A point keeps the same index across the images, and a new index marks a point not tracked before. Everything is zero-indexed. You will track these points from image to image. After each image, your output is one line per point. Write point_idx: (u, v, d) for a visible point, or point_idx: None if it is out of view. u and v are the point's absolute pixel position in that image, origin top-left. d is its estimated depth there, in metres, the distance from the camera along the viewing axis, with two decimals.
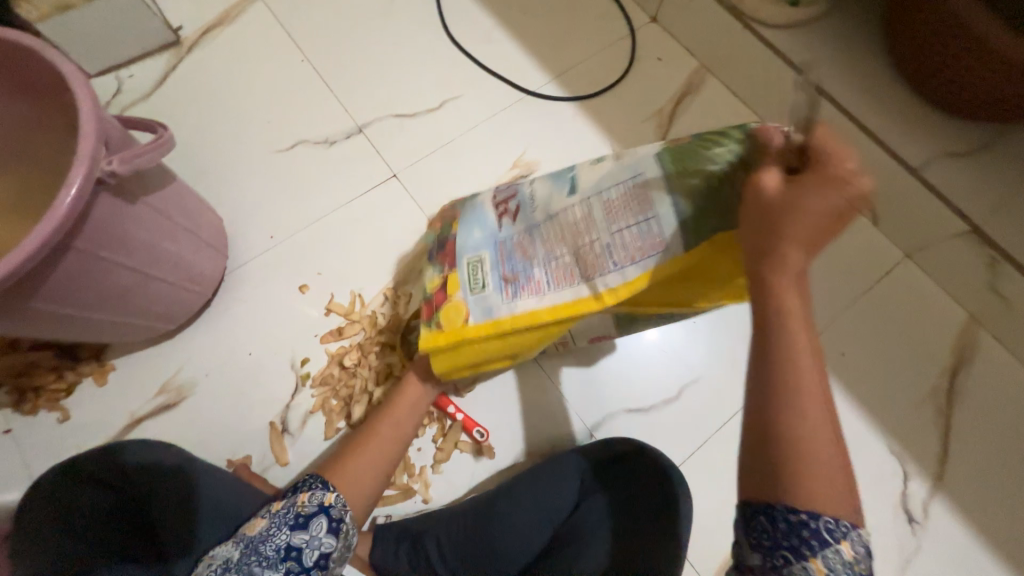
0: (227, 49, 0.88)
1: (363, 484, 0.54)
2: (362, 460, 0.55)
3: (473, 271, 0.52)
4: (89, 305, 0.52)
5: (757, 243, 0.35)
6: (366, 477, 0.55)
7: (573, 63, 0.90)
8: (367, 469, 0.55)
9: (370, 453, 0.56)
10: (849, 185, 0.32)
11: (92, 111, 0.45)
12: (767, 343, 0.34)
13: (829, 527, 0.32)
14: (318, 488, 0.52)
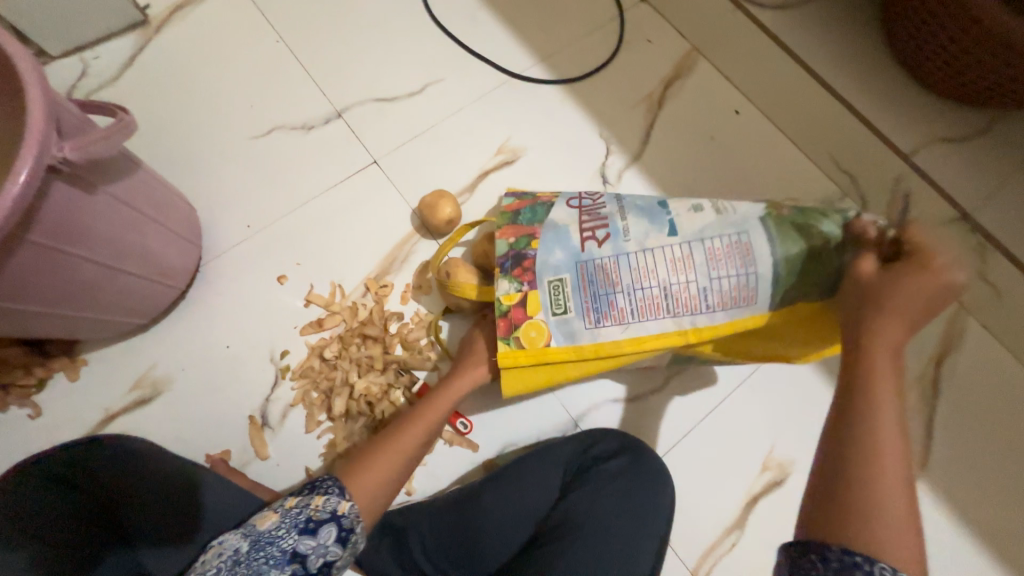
0: (198, 29, 0.84)
1: (374, 491, 0.51)
2: (383, 462, 0.53)
3: (555, 292, 0.58)
4: (54, 298, 0.51)
5: (858, 307, 0.44)
6: (379, 484, 0.52)
7: (560, 45, 0.88)
8: (379, 475, 0.52)
9: (390, 454, 0.54)
10: (939, 276, 0.42)
11: (39, 96, 0.42)
12: (855, 387, 0.39)
13: (886, 574, 0.32)
14: (334, 493, 0.49)
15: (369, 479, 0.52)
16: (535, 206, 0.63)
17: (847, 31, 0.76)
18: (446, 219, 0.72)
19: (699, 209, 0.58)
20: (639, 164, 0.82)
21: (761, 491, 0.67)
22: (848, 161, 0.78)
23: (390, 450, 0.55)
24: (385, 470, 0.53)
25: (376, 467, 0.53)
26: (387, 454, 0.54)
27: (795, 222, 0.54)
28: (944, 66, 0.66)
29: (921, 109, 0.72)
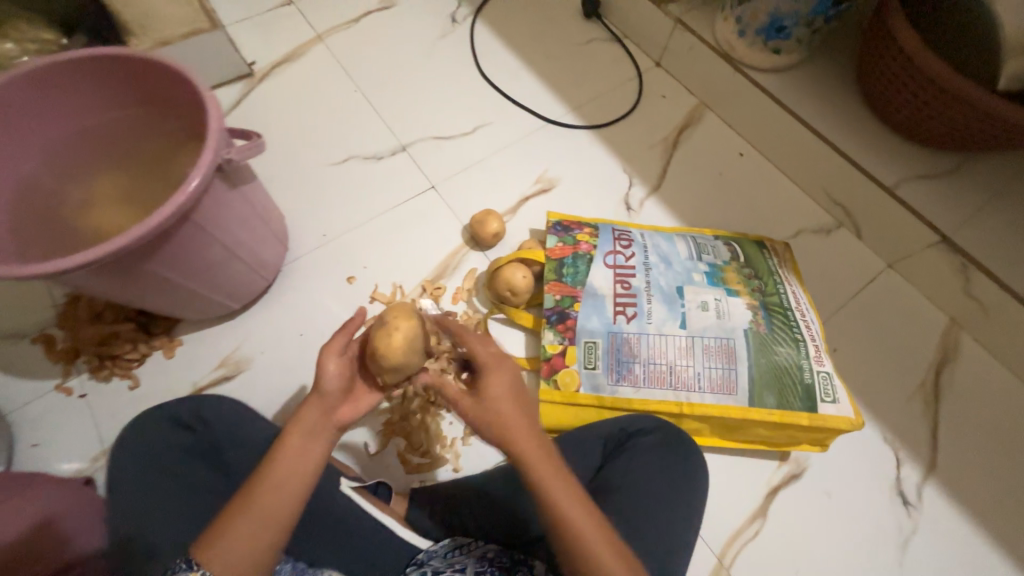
0: (293, 80, 1.03)
1: (245, 546, 0.40)
2: (242, 529, 0.40)
3: (588, 352, 0.72)
4: (186, 273, 0.62)
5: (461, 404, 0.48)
6: (245, 544, 0.40)
7: (588, 98, 1.05)
8: (241, 537, 0.40)
9: (252, 518, 0.41)
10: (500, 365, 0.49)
11: (217, 114, 0.56)
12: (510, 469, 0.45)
13: None
14: (179, 570, 0.39)
15: (223, 548, 0.39)
16: (576, 257, 0.77)
17: (832, 88, 0.90)
18: (493, 232, 0.84)
19: (705, 309, 0.72)
20: (658, 194, 0.95)
21: (781, 483, 0.73)
22: (839, 195, 0.91)
23: (251, 508, 0.41)
24: (249, 536, 0.40)
25: (234, 529, 0.40)
26: (249, 513, 0.41)
27: (770, 339, 0.70)
28: (917, 115, 0.78)
29: (902, 151, 0.84)
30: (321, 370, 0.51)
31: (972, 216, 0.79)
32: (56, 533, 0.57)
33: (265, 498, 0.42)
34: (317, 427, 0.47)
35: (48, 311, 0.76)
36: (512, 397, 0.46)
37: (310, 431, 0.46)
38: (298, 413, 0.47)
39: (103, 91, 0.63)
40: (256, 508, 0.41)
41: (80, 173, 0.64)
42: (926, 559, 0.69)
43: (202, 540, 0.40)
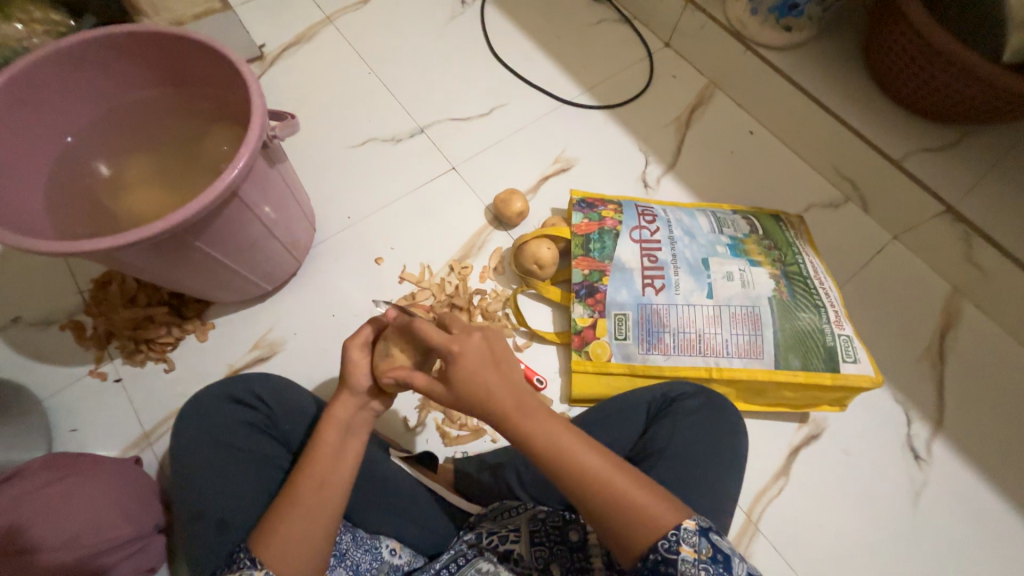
0: (304, 63, 1.01)
1: (311, 531, 0.43)
2: (296, 524, 0.43)
3: (619, 324, 0.75)
4: (228, 251, 0.63)
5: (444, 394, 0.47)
6: (313, 528, 0.43)
7: (601, 78, 1.05)
8: (304, 522, 0.43)
9: (305, 515, 0.43)
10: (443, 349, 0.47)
11: (257, 90, 0.57)
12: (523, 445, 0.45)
13: (670, 541, 0.40)
14: (244, 567, 0.41)
15: (283, 545, 0.42)
16: (602, 233, 0.79)
17: (841, 65, 0.92)
18: (517, 211, 0.85)
19: (730, 279, 0.75)
20: (673, 172, 0.97)
21: (801, 443, 0.77)
22: (848, 170, 0.94)
23: (299, 505, 0.43)
24: (305, 530, 0.43)
25: (288, 525, 0.43)
26: (301, 510, 0.43)
27: (793, 306, 0.73)
28: (923, 89, 0.81)
29: (908, 125, 0.87)
30: (348, 365, 0.50)
31: (974, 186, 0.83)
32: (119, 516, 0.58)
33: (311, 496, 0.44)
34: (351, 422, 0.49)
35: (76, 298, 0.77)
36: (488, 363, 0.46)
37: (345, 427, 0.48)
38: (331, 408, 0.49)
39: (135, 74, 0.64)
40: (306, 504, 0.44)
41: (111, 155, 0.64)
42: (936, 509, 0.74)
43: (258, 539, 0.42)
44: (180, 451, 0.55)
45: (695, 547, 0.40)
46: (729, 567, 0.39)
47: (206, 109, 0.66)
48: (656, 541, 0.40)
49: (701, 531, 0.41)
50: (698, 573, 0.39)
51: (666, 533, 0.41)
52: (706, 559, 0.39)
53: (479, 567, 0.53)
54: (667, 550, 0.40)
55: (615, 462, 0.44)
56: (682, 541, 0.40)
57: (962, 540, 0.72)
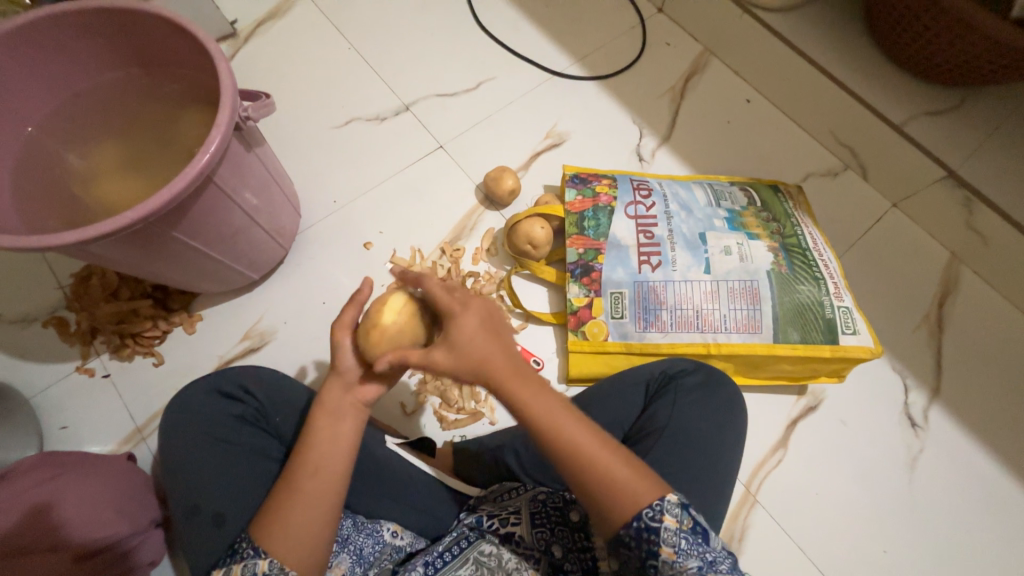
0: (279, 39, 0.96)
1: (312, 522, 0.42)
2: (298, 515, 0.42)
3: (615, 302, 0.73)
4: (209, 240, 0.61)
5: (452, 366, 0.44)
6: (311, 522, 0.42)
7: (592, 47, 1.01)
8: (302, 515, 0.42)
9: (302, 506, 0.42)
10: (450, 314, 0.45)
11: (226, 66, 0.53)
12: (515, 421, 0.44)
13: (651, 513, 0.40)
14: (248, 557, 0.41)
15: (286, 532, 0.41)
16: (596, 209, 0.77)
17: (842, 26, 0.89)
18: (508, 189, 0.83)
19: (728, 253, 0.73)
20: (669, 145, 0.94)
21: (799, 415, 0.77)
22: (847, 137, 0.91)
23: (303, 495, 0.42)
24: (306, 519, 0.42)
25: (288, 515, 0.42)
26: (297, 499, 0.42)
27: (791, 279, 0.72)
28: (925, 49, 0.78)
29: (909, 88, 0.84)
30: (336, 349, 0.48)
31: (977, 149, 0.80)
32: (116, 512, 0.57)
33: (310, 488, 0.43)
34: (346, 409, 0.46)
35: (57, 293, 0.75)
36: (485, 328, 0.44)
37: (334, 411, 0.46)
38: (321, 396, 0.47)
39: (98, 54, 0.60)
40: (307, 493, 0.43)
41: (77, 141, 0.61)
42: (931, 474, 0.75)
43: (259, 528, 0.42)
44: (172, 446, 0.54)
45: (677, 518, 0.40)
46: (707, 540, 0.40)
47: (176, 89, 0.62)
48: (640, 511, 0.40)
49: (683, 504, 0.41)
50: (678, 541, 0.40)
51: (650, 503, 0.40)
52: (686, 530, 0.40)
53: (481, 550, 0.53)
54: (650, 519, 0.40)
55: (601, 437, 0.43)
56: (665, 511, 0.40)
57: (956, 503, 0.73)
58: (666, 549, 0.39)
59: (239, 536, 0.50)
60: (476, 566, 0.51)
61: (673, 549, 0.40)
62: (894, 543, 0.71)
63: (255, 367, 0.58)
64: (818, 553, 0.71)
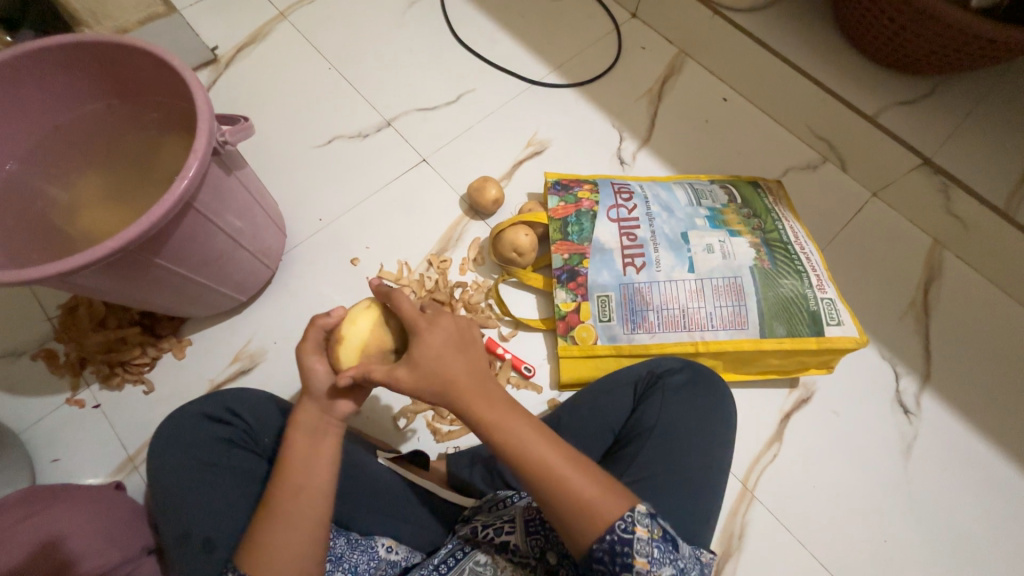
0: (260, 62, 0.98)
1: (297, 543, 0.42)
2: (280, 535, 0.42)
3: (602, 306, 0.74)
4: (193, 265, 0.61)
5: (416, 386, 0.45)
6: (294, 544, 0.42)
7: (569, 55, 1.02)
8: (286, 536, 0.42)
9: (284, 531, 0.42)
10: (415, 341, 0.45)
11: (202, 95, 0.54)
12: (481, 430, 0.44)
13: (621, 526, 0.40)
14: None
15: (268, 556, 0.41)
16: (579, 214, 0.78)
17: (811, 23, 0.90)
18: (492, 199, 0.83)
19: (711, 251, 0.74)
20: (649, 146, 0.95)
21: (792, 408, 0.77)
22: (823, 131, 0.93)
23: (289, 517, 0.42)
24: (290, 541, 0.42)
25: (272, 540, 0.42)
26: (281, 520, 0.42)
27: (774, 273, 0.72)
28: (893, 41, 0.80)
29: (881, 79, 0.86)
30: (308, 371, 0.48)
31: (951, 135, 0.82)
32: (105, 540, 0.57)
33: (297, 512, 0.43)
34: (330, 432, 0.47)
35: (45, 325, 0.75)
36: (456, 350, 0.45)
37: (315, 432, 0.47)
38: (297, 417, 0.47)
39: (77, 87, 0.61)
40: (293, 517, 0.43)
41: (58, 174, 0.61)
42: (926, 460, 0.75)
43: (242, 550, 0.42)
44: (160, 473, 0.54)
45: (648, 528, 0.40)
46: (678, 548, 0.42)
47: (155, 118, 0.63)
48: (612, 523, 0.40)
49: (651, 513, 0.41)
50: (651, 551, 0.40)
51: (620, 515, 0.40)
52: (658, 539, 0.40)
53: (477, 560, 0.53)
54: (623, 532, 0.40)
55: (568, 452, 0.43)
56: (636, 522, 0.40)
57: (954, 488, 0.73)
58: (640, 560, 0.39)
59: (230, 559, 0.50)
60: None
61: (647, 559, 0.39)
62: (894, 531, 0.71)
63: (242, 389, 0.58)
64: (819, 546, 0.71)
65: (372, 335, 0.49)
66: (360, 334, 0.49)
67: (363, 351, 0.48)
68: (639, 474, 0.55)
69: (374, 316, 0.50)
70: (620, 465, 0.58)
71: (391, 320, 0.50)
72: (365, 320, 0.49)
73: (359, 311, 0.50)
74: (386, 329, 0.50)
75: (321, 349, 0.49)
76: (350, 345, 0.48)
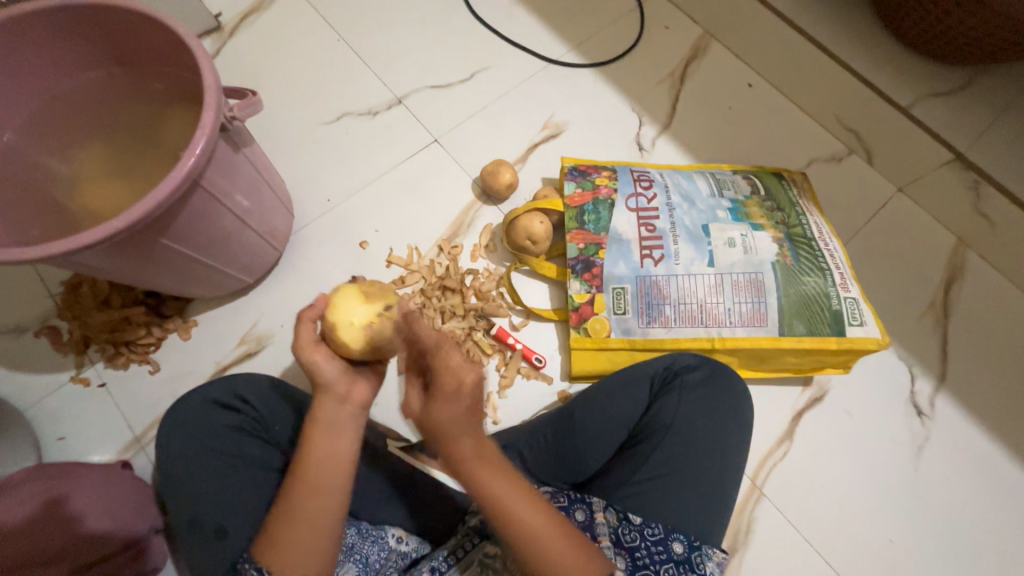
0: (266, 32, 0.93)
1: (308, 537, 0.42)
2: (294, 531, 0.42)
3: (617, 298, 0.72)
4: (201, 246, 0.59)
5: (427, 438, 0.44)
6: (307, 539, 0.42)
7: (589, 34, 0.97)
8: (300, 533, 0.42)
9: (295, 526, 0.42)
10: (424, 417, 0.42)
11: (209, 65, 0.51)
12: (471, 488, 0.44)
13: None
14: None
15: (283, 552, 0.41)
16: (597, 202, 0.75)
17: (847, 5, 0.85)
18: (507, 183, 0.80)
19: (732, 245, 0.72)
20: (669, 133, 0.92)
21: (805, 406, 0.76)
22: (852, 121, 0.89)
23: (302, 513, 0.42)
24: (302, 536, 0.42)
25: (287, 534, 0.42)
26: (296, 515, 0.42)
27: (797, 270, 0.70)
28: (934, 27, 0.75)
29: (917, 69, 0.82)
30: (311, 367, 0.46)
31: (985, 131, 0.78)
32: (114, 524, 0.57)
33: (307, 507, 0.43)
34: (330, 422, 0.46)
35: (47, 301, 0.73)
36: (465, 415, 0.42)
37: (328, 426, 0.45)
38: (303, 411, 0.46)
39: (76, 54, 0.58)
40: (306, 513, 0.42)
41: (59, 147, 0.59)
42: (938, 463, 0.74)
43: (260, 546, 0.43)
44: (169, 459, 0.53)
45: None
46: None
47: (158, 91, 0.60)
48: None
49: None
50: None
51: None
52: None
53: (487, 551, 0.52)
54: None
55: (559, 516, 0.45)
56: None
57: (962, 491, 0.73)
58: None
59: (241, 546, 0.50)
60: (482, 568, 0.51)
61: None
62: (901, 531, 0.71)
63: (250, 375, 0.57)
64: (825, 545, 0.71)
65: (362, 310, 0.48)
66: (354, 310, 0.47)
67: (363, 325, 0.47)
68: (651, 473, 0.55)
69: (358, 291, 0.49)
70: (633, 463, 0.57)
71: (374, 290, 0.50)
72: (351, 296, 0.49)
73: (336, 295, 0.49)
74: (374, 297, 0.49)
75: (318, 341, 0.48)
76: (344, 329, 0.47)
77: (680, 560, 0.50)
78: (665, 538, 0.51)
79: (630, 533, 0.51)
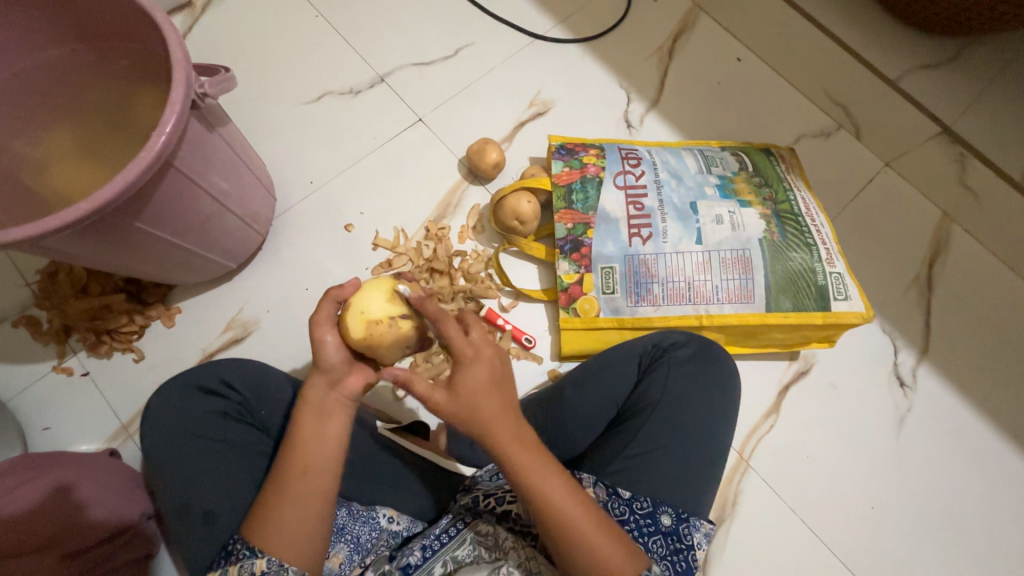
0: (240, 8, 0.90)
1: (307, 519, 0.42)
2: (290, 514, 0.42)
3: (606, 277, 0.72)
4: (178, 231, 0.58)
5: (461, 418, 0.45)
6: (301, 526, 0.42)
7: (576, 7, 0.95)
8: (297, 518, 0.42)
9: (283, 505, 0.42)
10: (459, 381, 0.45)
11: (176, 37, 0.49)
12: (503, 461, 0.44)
13: None
14: (246, 557, 0.42)
15: (280, 535, 0.42)
16: (584, 180, 0.74)
17: None
18: (493, 162, 0.79)
19: (720, 223, 0.72)
20: (658, 109, 0.90)
21: (790, 381, 0.77)
22: (841, 96, 0.88)
23: (293, 498, 0.42)
24: (297, 519, 0.42)
25: (281, 520, 0.42)
26: (291, 499, 0.42)
27: (784, 246, 0.70)
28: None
29: (908, 39, 0.80)
30: (319, 344, 0.47)
31: (971, 104, 0.77)
32: (105, 508, 0.57)
33: (303, 493, 0.43)
34: (325, 406, 0.46)
35: (24, 290, 0.71)
36: (492, 384, 0.45)
37: (321, 409, 0.45)
38: (305, 393, 0.46)
39: (37, 28, 0.55)
40: (294, 493, 0.43)
41: (25, 128, 0.57)
42: (919, 431, 0.76)
43: (250, 529, 0.43)
44: (156, 446, 0.53)
45: None
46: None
47: (126, 69, 0.57)
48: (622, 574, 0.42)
49: None
50: None
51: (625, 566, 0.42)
52: None
53: (479, 530, 0.53)
54: None
55: (589, 504, 0.44)
56: None
57: (940, 458, 0.75)
58: None
59: (234, 529, 0.50)
60: (474, 546, 0.52)
61: None
62: (880, 499, 0.74)
63: (236, 360, 0.56)
64: (808, 512, 0.73)
65: (381, 301, 0.49)
66: (370, 304, 0.48)
67: (370, 321, 0.48)
68: (638, 447, 0.56)
69: (387, 288, 0.50)
70: (619, 438, 0.58)
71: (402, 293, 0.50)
72: (375, 285, 0.50)
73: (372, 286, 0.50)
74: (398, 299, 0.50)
75: (333, 320, 0.48)
76: (358, 312, 0.48)
77: (668, 532, 0.51)
78: (654, 511, 0.52)
79: (619, 506, 0.52)
